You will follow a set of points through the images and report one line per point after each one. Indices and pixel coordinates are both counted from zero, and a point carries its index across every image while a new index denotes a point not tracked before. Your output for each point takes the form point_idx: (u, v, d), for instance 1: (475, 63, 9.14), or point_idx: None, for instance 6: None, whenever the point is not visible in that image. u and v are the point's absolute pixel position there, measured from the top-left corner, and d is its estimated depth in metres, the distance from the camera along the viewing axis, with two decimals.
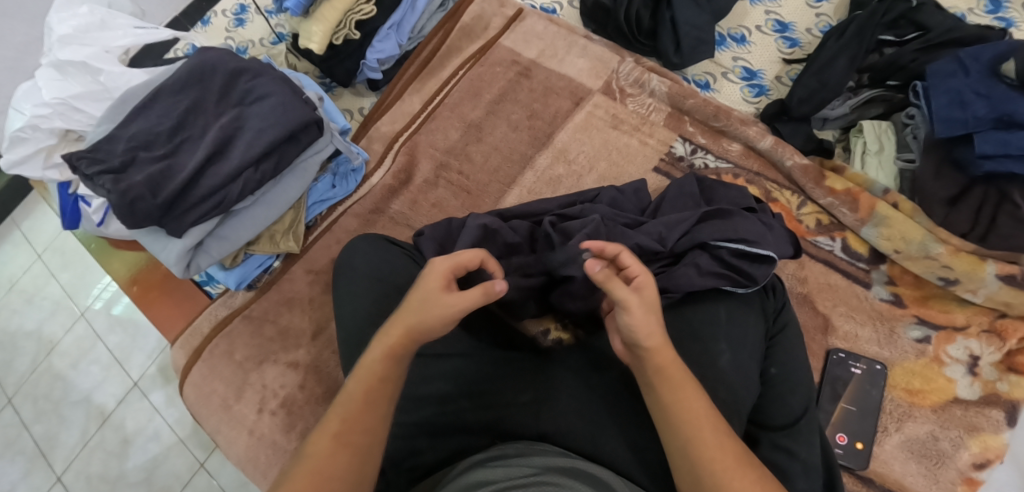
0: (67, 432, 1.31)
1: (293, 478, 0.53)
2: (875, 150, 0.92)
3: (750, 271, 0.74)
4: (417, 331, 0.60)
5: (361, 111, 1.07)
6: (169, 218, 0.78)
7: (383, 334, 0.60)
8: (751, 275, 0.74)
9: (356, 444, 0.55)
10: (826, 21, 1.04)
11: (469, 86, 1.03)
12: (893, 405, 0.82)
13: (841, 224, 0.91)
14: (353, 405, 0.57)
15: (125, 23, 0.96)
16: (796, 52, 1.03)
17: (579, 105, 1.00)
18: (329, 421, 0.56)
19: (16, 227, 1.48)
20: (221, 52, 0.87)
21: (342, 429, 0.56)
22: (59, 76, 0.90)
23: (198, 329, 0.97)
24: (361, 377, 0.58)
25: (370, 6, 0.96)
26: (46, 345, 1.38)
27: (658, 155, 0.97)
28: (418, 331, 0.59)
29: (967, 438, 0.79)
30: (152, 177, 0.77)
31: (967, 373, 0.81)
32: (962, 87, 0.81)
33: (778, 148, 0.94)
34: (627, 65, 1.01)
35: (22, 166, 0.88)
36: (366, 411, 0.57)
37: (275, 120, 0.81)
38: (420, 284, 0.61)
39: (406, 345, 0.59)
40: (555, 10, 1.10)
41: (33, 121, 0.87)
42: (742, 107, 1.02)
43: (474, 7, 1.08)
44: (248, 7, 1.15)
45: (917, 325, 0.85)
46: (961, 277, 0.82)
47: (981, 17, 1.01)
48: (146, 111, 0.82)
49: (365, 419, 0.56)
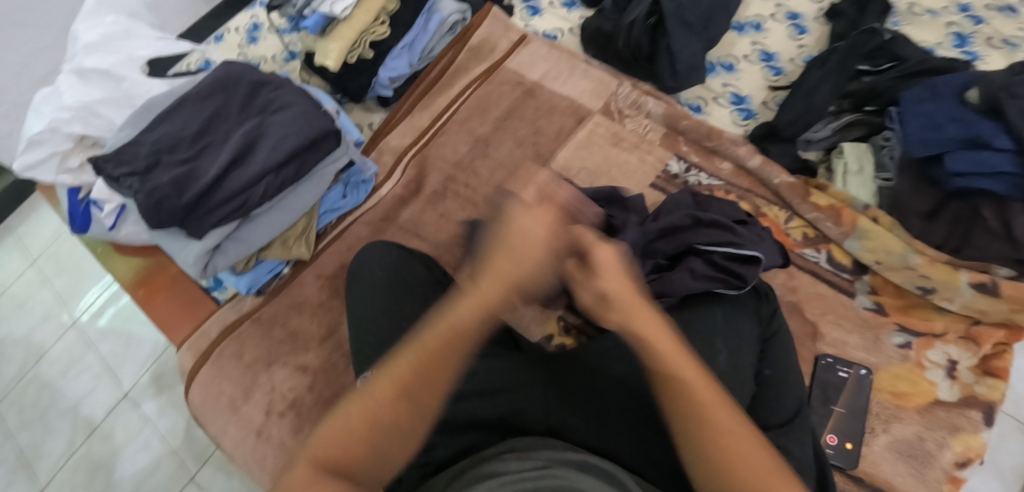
0: (53, 442, 1.29)
1: (349, 416, 0.56)
2: (856, 170, 0.98)
3: (741, 272, 0.78)
4: (515, 279, 0.59)
5: (370, 126, 1.13)
6: (191, 219, 0.81)
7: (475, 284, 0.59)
8: (743, 275, 0.78)
9: (416, 394, 0.56)
10: (807, 52, 1.14)
11: (476, 104, 1.09)
12: (880, 407, 0.86)
13: (825, 238, 0.97)
14: (422, 355, 0.57)
15: (148, 34, 1.02)
16: (779, 79, 1.12)
17: (581, 123, 1.07)
18: (397, 367, 0.57)
19: (10, 233, 1.49)
20: (245, 65, 0.91)
21: (409, 379, 0.56)
22: (80, 81, 0.94)
23: (207, 332, 0.98)
24: (441, 329, 0.58)
25: (384, 27, 1.03)
26: (35, 352, 1.37)
27: (655, 172, 1.03)
28: (514, 279, 0.59)
29: (950, 438, 0.83)
30: (176, 179, 0.80)
31: (947, 377, 0.86)
32: (935, 111, 0.89)
33: (767, 167, 0.99)
34: (626, 88, 1.08)
35: (36, 169, 0.90)
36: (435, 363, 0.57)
37: (296, 129, 0.85)
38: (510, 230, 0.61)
39: (502, 293, 0.59)
40: (557, 36, 1.19)
41: (54, 123, 0.90)
42: (732, 129, 1.09)
43: (482, 31, 1.15)
44: (261, 25, 1.20)
45: (899, 331, 0.90)
46: (938, 286, 0.88)
47: (948, 51, 1.11)
48: (170, 117, 0.86)
49: (436, 369, 0.56)
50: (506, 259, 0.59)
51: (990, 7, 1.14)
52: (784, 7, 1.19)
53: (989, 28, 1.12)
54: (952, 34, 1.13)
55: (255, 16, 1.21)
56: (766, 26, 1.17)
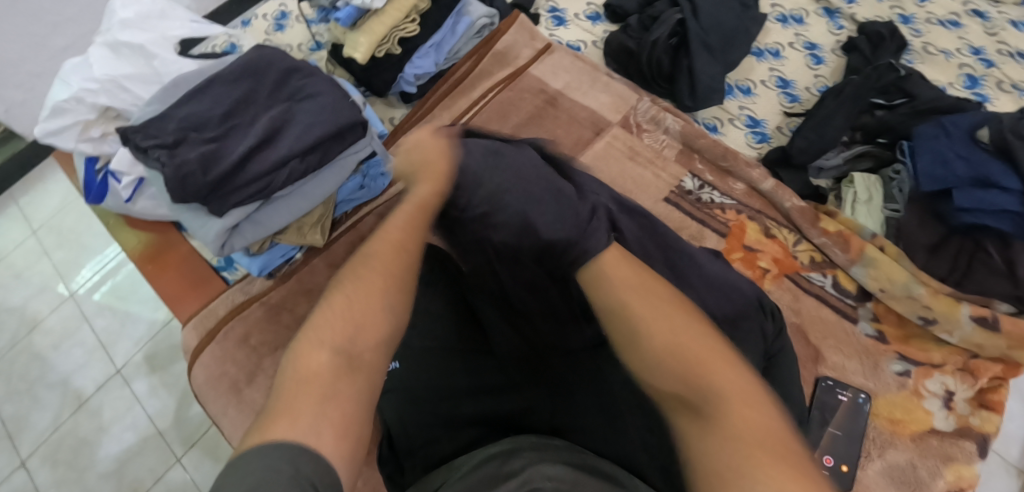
0: (38, 415, 1.27)
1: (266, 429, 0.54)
2: (865, 200, 1.00)
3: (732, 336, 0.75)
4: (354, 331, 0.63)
5: (391, 121, 1.15)
6: (215, 197, 0.82)
7: (326, 341, 0.61)
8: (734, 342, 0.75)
9: (326, 388, 0.58)
10: (823, 82, 1.17)
11: (498, 108, 1.11)
12: (876, 433, 0.87)
13: (832, 263, 0.98)
14: (311, 390, 0.57)
15: (182, 15, 1.02)
16: (795, 106, 1.14)
17: (599, 135, 1.09)
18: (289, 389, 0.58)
19: (13, 201, 1.48)
20: (276, 51, 0.92)
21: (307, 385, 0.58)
22: (112, 56, 0.95)
23: (213, 312, 0.98)
24: (317, 361, 0.60)
25: (414, 25, 1.05)
26: (28, 322, 1.36)
27: (668, 187, 1.05)
28: (355, 334, 0.62)
29: (942, 467, 0.84)
30: (203, 157, 0.81)
31: (943, 407, 0.88)
32: (945, 149, 0.91)
33: (779, 190, 1.01)
34: (645, 103, 1.11)
35: (58, 136, 0.91)
36: (330, 388, 0.58)
37: (325, 117, 0.86)
38: (344, 292, 0.66)
39: (347, 348, 0.61)
40: (580, 47, 1.22)
41: (80, 94, 0.90)
42: (745, 150, 1.12)
43: (508, 38, 1.17)
44: (290, 14, 1.22)
45: (899, 360, 0.91)
46: (939, 317, 0.90)
47: (959, 92, 1.14)
48: (200, 96, 0.87)
49: (325, 388, 0.58)
50: (349, 310, 0.64)
51: (1001, 51, 1.17)
52: (802, 37, 1.22)
53: (999, 72, 1.15)
54: (963, 75, 1.16)
55: (285, 5, 1.23)
56: (783, 53, 1.20)
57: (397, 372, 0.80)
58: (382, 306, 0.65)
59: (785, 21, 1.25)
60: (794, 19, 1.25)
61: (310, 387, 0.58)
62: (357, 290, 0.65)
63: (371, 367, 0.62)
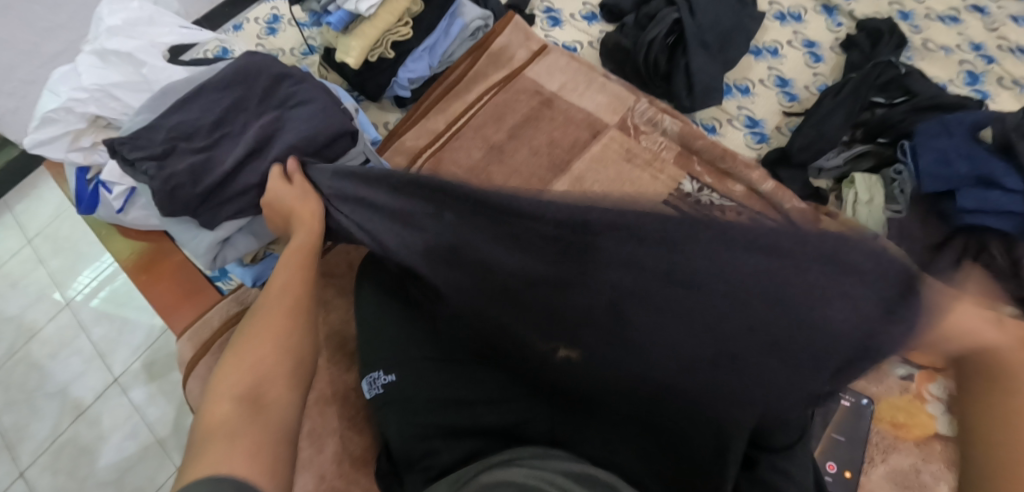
0: (38, 424, 1.26)
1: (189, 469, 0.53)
2: (866, 200, 0.98)
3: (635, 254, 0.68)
4: (257, 370, 0.62)
5: (386, 125, 1.14)
6: (205, 209, 0.81)
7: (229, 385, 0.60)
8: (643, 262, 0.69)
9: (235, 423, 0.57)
10: (822, 80, 1.15)
11: (493, 111, 1.10)
12: (880, 438, 0.87)
13: None
14: (221, 424, 0.57)
15: (171, 21, 1.01)
16: (795, 105, 1.13)
17: (596, 137, 1.08)
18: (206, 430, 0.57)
19: (7, 210, 1.47)
20: (267, 57, 0.91)
21: (218, 422, 0.57)
22: (101, 64, 0.93)
23: (208, 322, 0.97)
24: (221, 399, 0.59)
25: (407, 28, 1.03)
26: (25, 332, 1.35)
27: (667, 190, 1.03)
28: (260, 370, 0.62)
29: (948, 471, 0.83)
30: (194, 167, 0.79)
31: (948, 410, 0.87)
32: (947, 147, 0.90)
33: (779, 191, 0.99)
34: (643, 104, 1.09)
35: (46, 146, 0.89)
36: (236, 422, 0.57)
37: (317, 125, 0.85)
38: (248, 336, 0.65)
39: (251, 384, 0.61)
40: (576, 48, 1.20)
41: (68, 104, 0.89)
42: (745, 151, 1.10)
43: (502, 39, 1.15)
44: (282, 18, 1.20)
45: (902, 363, 0.90)
46: None
47: (960, 88, 1.13)
48: (188, 105, 0.85)
49: (234, 423, 0.57)
50: (249, 350, 0.63)
51: (1002, 47, 1.16)
52: (801, 35, 1.21)
53: (1000, 68, 1.13)
54: (964, 72, 1.14)
55: (277, 8, 1.22)
56: (782, 52, 1.19)
57: (392, 384, 0.78)
58: (276, 347, 0.64)
59: (783, 19, 1.23)
60: (792, 16, 1.23)
61: (216, 436, 0.55)
62: (256, 332, 0.65)
63: (278, 403, 0.60)
